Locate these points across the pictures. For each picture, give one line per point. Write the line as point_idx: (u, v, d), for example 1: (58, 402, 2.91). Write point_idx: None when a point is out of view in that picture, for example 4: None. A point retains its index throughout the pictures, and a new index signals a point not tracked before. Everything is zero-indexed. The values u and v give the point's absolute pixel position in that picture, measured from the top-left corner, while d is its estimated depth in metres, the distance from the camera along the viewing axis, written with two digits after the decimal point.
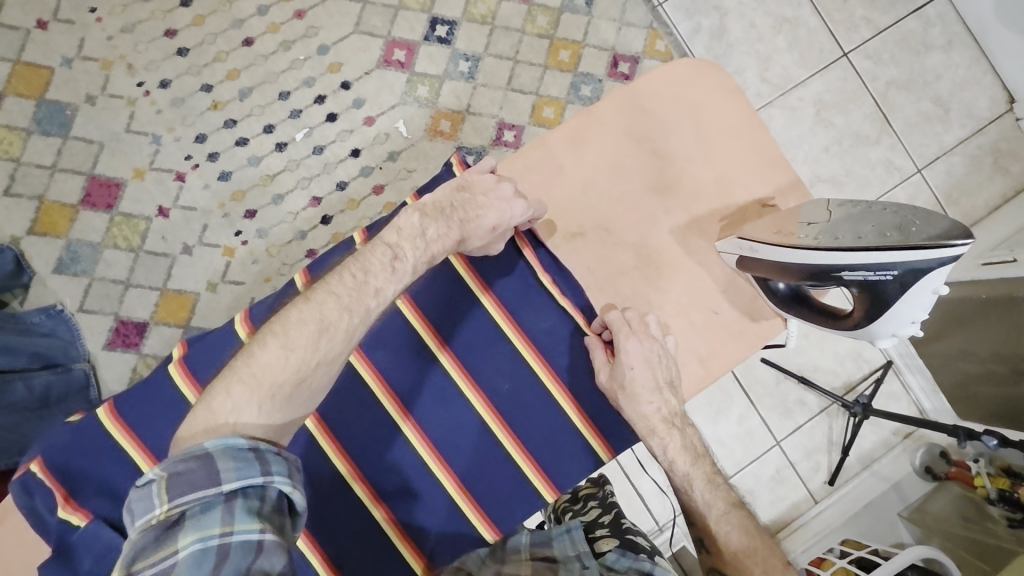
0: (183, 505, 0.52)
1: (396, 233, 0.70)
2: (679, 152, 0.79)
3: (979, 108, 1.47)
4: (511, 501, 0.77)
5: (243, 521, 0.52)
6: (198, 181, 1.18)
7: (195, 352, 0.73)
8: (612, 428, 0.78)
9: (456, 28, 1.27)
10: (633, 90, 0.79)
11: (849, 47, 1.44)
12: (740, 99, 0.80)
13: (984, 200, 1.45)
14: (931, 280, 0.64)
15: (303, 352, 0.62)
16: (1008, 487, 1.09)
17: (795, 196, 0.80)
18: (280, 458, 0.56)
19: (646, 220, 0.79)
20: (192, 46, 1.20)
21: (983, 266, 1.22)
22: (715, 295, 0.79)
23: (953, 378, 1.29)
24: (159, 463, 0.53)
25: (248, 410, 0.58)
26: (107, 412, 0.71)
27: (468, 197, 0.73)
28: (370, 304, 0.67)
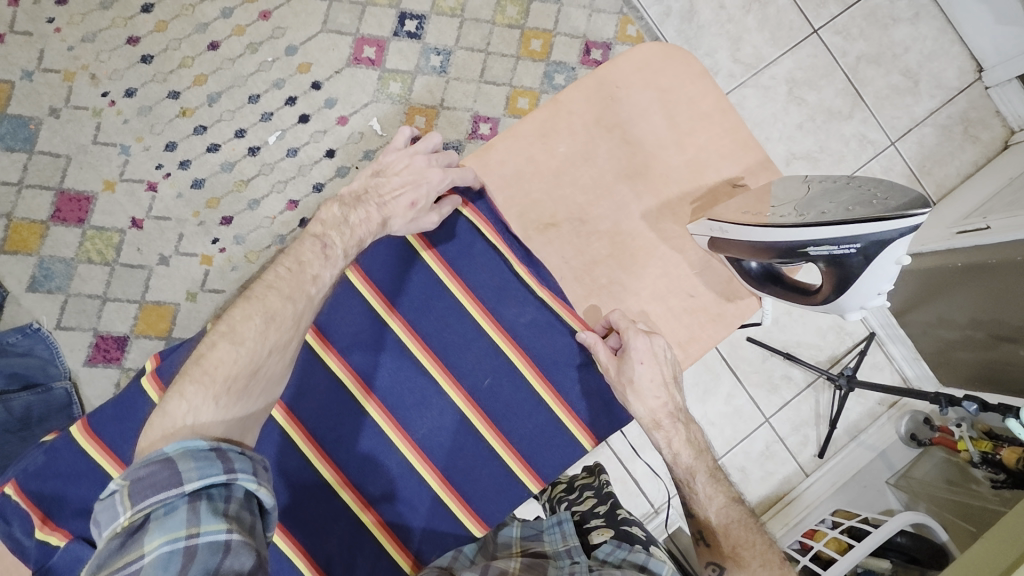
0: (148, 508, 0.51)
1: (321, 225, 0.71)
2: (650, 137, 0.79)
3: (947, 79, 1.49)
4: (496, 495, 0.77)
5: (209, 520, 0.51)
6: (170, 190, 1.16)
7: (170, 365, 0.70)
8: (595, 415, 0.78)
9: (425, 22, 1.26)
10: (603, 77, 0.79)
11: (818, 23, 1.45)
12: (709, 82, 0.80)
13: (956, 169, 1.48)
14: (895, 251, 0.65)
15: (253, 344, 0.63)
16: (990, 449, 1.11)
17: (766, 175, 0.80)
18: (243, 456, 0.56)
19: (619, 207, 0.79)
20: (157, 53, 1.17)
21: (958, 235, 1.20)
22: (691, 278, 0.79)
23: (934, 345, 1.31)
24: (123, 473, 0.53)
25: (205, 407, 0.59)
26: (81, 429, 0.70)
27: (382, 180, 0.74)
28: (309, 289, 0.68)
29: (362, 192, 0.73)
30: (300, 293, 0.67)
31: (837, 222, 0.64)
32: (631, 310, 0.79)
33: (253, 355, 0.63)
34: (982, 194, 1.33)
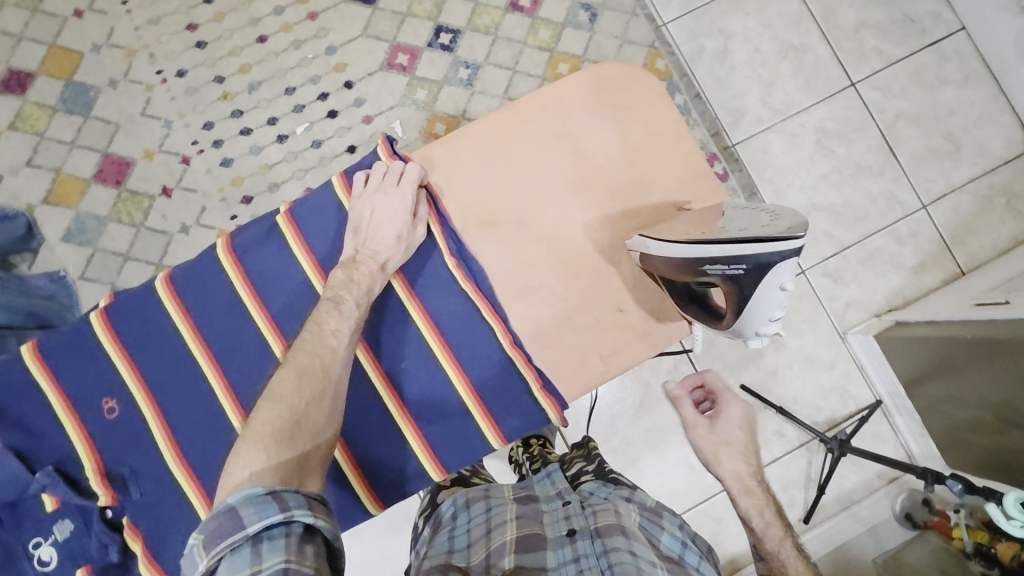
0: (217, 554, 0.55)
1: (332, 290, 0.80)
2: (603, 150, 0.85)
3: (993, 147, 1.43)
4: (400, 480, 0.83)
5: (270, 556, 0.55)
6: (201, 166, 1.25)
7: (114, 307, 0.85)
8: (506, 417, 0.83)
9: (459, 36, 1.32)
10: (560, 90, 0.86)
11: (857, 77, 1.43)
12: (665, 105, 0.86)
13: (992, 241, 1.40)
14: (778, 276, 0.68)
15: (291, 399, 0.68)
16: (987, 540, 1.02)
17: (708, 198, 0.85)
18: (295, 494, 0.59)
19: (560, 212, 0.85)
20: (210, 41, 1.28)
21: (975, 307, 1.14)
22: (622, 292, 0.84)
23: (942, 423, 1.23)
24: (195, 529, 0.58)
25: (259, 457, 0.63)
26: (29, 349, 0.84)
27: (364, 236, 0.83)
28: (331, 342, 0.75)
29: (353, 252, 0.83)
30: (326, 349, 0.74)
31: (728, 240, 0.67)
32: (558, 314, 0.84)
33: (294, 408, 0.68)
34: (1013, 270, 1.26)
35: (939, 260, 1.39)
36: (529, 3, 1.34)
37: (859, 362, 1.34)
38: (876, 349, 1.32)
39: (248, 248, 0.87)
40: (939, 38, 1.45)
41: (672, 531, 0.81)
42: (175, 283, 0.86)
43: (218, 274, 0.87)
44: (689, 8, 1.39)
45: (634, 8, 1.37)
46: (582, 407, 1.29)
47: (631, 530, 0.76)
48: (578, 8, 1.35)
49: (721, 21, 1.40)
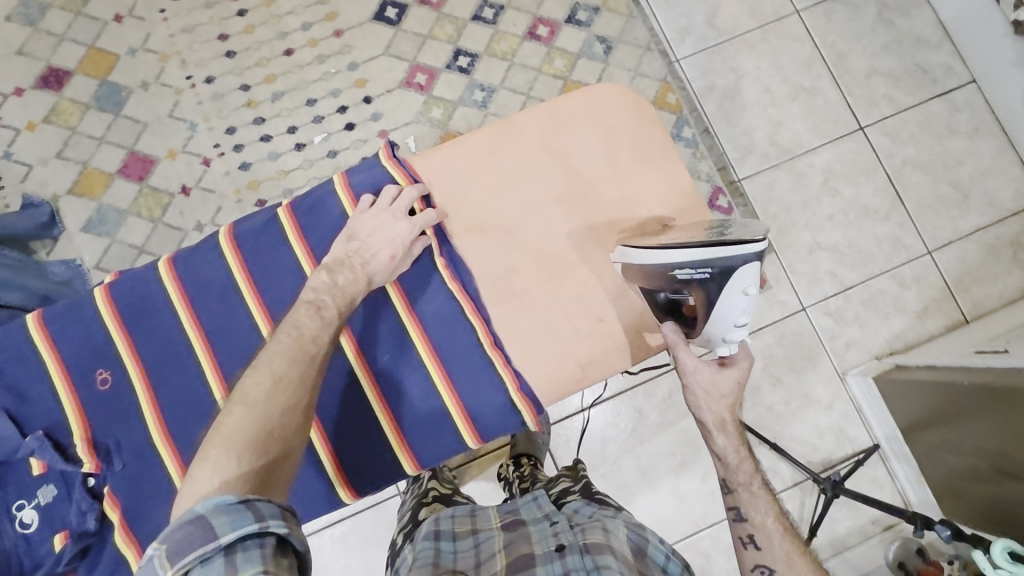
0: (185, 565, 0.54)
1: (312, 292, 0.78)
2: (590, 169, 0.88)
3: (1001, 199, 1.43)
4: (373, 473, 0.84)
5: (243, 569, 0.54)
6: (220, 168, 1.30)
7: (119, 285, 0.88)
8: (482, 421, 0.84)
9: (477, 60, 1.37)
10: (555, 107, 0.90)
11: (866, 121, 1.45)
12: (655, 127, 0.89)
13: (998, 292, 1.39)
14: (741, 280, 0.70)
15: (263, 407, 0.66)
16: None
17: (693, 219, 0.87)
18: (272, 504, 0.58)
19: (547, 224, 0.87)
20: (240, 51, 1.34)
21: (975, 354, 1.14)
22: (604, 305, 0.86)
23: (938, 471, 1.21)
24: (157, 538, 0.56)
25: (227, 465, 0.61)
26: (34, 319, 0.86)
27: (358, 244, 0.82)
28: (310, 350, 0.72)
29: (341, 258, 0.81)
30: (304, 355, 0.72)
31: (693, 246, 0.71)
32: (540, 322, 0.86)
33: (266, 416, 0.66)
34: (1017, 321, 1.25)
35: (942, 306, 1.38)
36: (546, 32, 1.39)
37: (857, 404, 1.33)
38: (875, 392, 1.30)
39: (250, 238, 0.90)
40: (949, 89, 1.47)
41: (658, 543, 0.81)
42: (178, 266, 0.89)
43: (216, 259, 0.89)
44: (703, 47, 1.44)
45: (648, 43, 1.42)
46: (573, 429, 1.29)
47: (620, 550, 0.75)
48: (593, 40, 1.40)
49: (733, 60, 1.44)
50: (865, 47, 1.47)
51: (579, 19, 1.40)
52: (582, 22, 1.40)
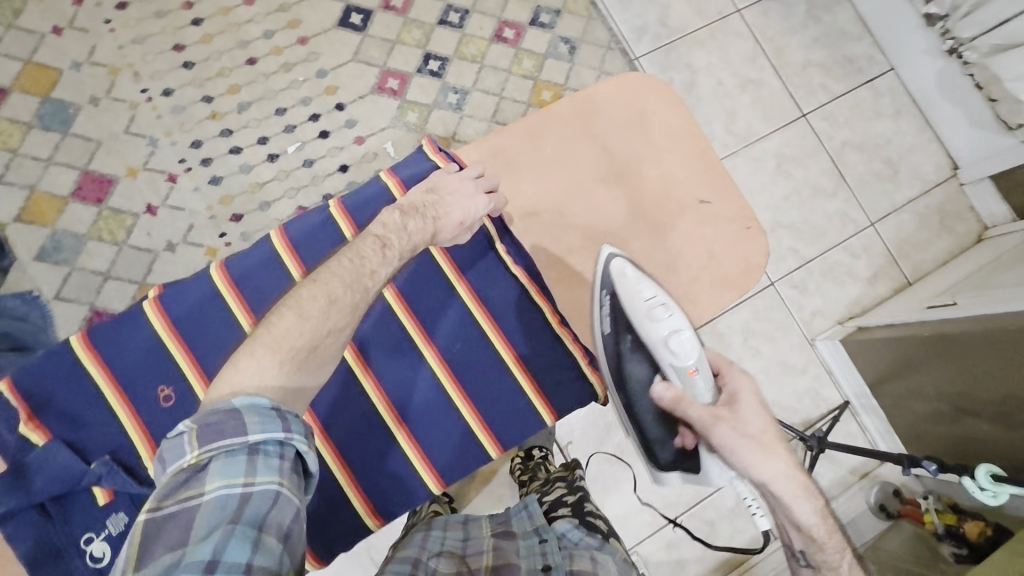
0: (210, 451, 0.56)
1: (381, 227, 0.78)
2: (627, 151, 0.96)
3: (925, 171, 1.60)
4: (460, 463, 0.86)
5: (265, 472, 0.57)
6: (189, 184, 1.24)
7: (169, 293, 0.84)
8: (553, 392, 0.89)
9: (447, 63, 1.38)
10: (589, 96, 0.97)
11: (808, 109, 1.58)
12: (680, 109, 0.98)
13: (932, 255, 1.56)
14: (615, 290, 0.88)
15: (316, 321, 0.67)
16: (955, 522, 1.12)
17: (726, 195, 0.96)
18: (299, 419, 0.61)
19: (595, 204, 0.94)
20: (198, 61, 1.27)
21: (927, 310, 1.27)
22: (655, 280, 0.94)
23: (904, 418, 1.33)
24: (191, 416, 0.58)
25: (270, 367, 0.62)
26: (79, 340, 0.81)
27: (436, 198, 0.83)
28: (366, 282, 0.73)
29: (418, 205, 0.82)
30: (360, 285, 0.72)
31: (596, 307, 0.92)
32: (599, 297, 0.93)
33: (315, 331, 0.66)
34: (953, 278, 1.40)
35: (888, 271, 1.53)
36: (512, 34, 1.42)
37: (826, 365, 1.45)
38: (842, 352, 1.43)
39: (305, 235, 0.87)
40: (872, 77, 1.63)
41: None
42: (232, 272, 0.85)
43: (272, 262, 0.86)
44: (659, 44, 1.51)
45: (609, 42, 1.48)
46: (576, 417, 1.31)
47: None
48: (558, 41, 1.45)
49: (687, 56, 1.53)
50: (800, 41, 1.60)
51: (542, 22, 1.44)
52: (545, 24, 1.44)
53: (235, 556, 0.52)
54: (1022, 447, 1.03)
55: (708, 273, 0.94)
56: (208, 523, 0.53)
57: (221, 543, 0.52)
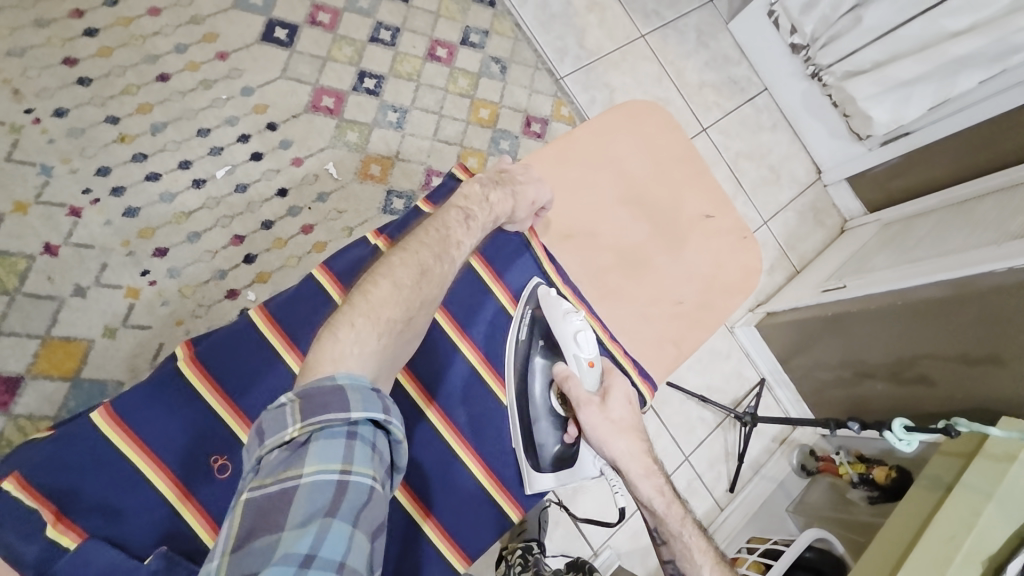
0: (313, 429, 0.58)
1: (464, 199, 0.82)
2: (641, 174, 0.96)
3: (800, 175, 1.87)
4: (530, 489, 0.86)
5: (360, 463, 0.60)
6: (97, 217, 1.09)
7: (208, 346, 0.73)
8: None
9: (383, 81, 1.34)
10: (600, 121, 0.95)
11: (706, 123, 1.78)
12: (678, 133, 0.99)
13: (812, 246, 1.84)
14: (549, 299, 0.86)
15: (409, 292, 0.72)
16: (865, 469, 1.33)
17: (728, 212, 0.99)
18: (394, 407, 0.64)
19: (618, 225, 0.94)
20: (96, 77, 1.13)
21: (824, 293, 1.48)
22: (679, 289, 0.94)
23: (811, 387, 1.55)
24: (294, 390, 0.60)
25: (370, 340, 0.67)
26: (104, 415, 0.67)
27: (510, 175, 0.86)
28: (452, 252, 0.78)
29: (495, 178, 0.86)
30: (447, 256, 0.78)
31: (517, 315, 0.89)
32: (635, 312, 0.92)
33: (409, 302, 0.72)
34: (833, 265, 1.66)
35: (781, 262, 1.78)
36: (445, 53, 1.43)
37: (745, 349, 1.65)
38: (757, 336, 1.63)
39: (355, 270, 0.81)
40: (752, 95, 1.86)
41: None
42: (278, 318, 0.76)
43: (319, 299, 0.79)
44: (580, 65, 1.61)
45: (536, 63, 1.55)
46: None
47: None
48: (489, 61, 1.48)
49: (604, 76, 1.64)
50: (694, 64, 1.80)
51: (473, 42, 1.47)
52: (475, 44, 1.47)
53: (330, 553, 0.54)
54: (912, 398, 1.26)
55: (718, 281, 0.95)
56: (307, 510, 0.56)
57: (318, 536, 0.54)
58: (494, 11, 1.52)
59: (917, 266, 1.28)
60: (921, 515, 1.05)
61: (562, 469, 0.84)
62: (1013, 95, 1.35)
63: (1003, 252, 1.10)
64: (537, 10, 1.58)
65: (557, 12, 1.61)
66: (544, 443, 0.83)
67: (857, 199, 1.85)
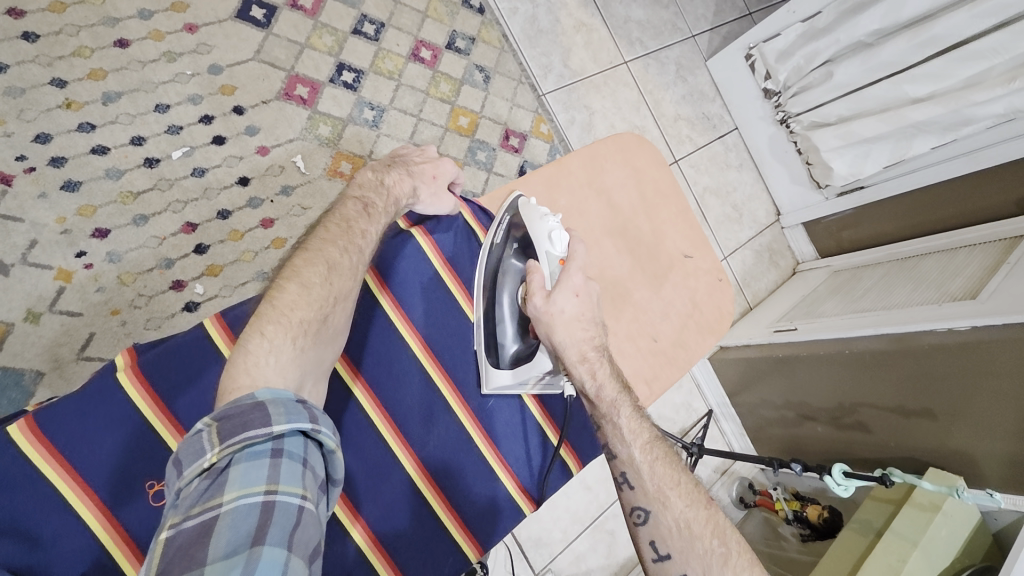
0: (231, 450, 0.57)
1: (360, 189, 0.87)
2: (629, 207, 0.96)
3: (760, 216, 1.94)
4: (492, 526, 0.86)
5: (287, 483, 0.58)
6: (31, 188, 0.99)
7: (153, 357, 0.69)
8: (581, 442, 0.93)
9: (363, 77, 1.29)
10: (593, 150, 0.95)
11: (678, 156, 1.82)
12: (666, 170, 1.00)
13: (765, 284, 1.91)
14: (527, 205, 0.89)
15: (320, 289, 0.74)
16: (799, 507, 1.38)
17: (707, 254, 1.00)
18: (323, 418, 0.65)
19: (602, 256, 0.94)
20: (45, 34, 1.03)
21: (774, 332, 1.54)
22: (655, 326, 0.94)
23: (754, 423, 1.60)
24: (209, 415, 0.59)
25: (284, 347, 0.68)
26: (24, 428, 0.63)
27: (404, 160, 0.94)
28: (358, 241, 0.81)
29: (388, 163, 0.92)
30: (354, 247, 0.80)
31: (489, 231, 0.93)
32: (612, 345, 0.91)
33: (321, 300, 0.74)
34: (786, 305, 1.72)
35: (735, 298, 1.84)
36: (429, 55, 1.39)
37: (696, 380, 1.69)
38: (709, 370, 1.69)
39: None
40: (724, 133, 1.92)
41: None
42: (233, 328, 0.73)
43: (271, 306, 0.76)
44: (562, 84, 1.61)
45: (520, 76, 1.54)
46: None
47: None
48: (473, 68, 1.45)
49: (585, 98, 1.65)
50: (672, 96, 1.83)
51: (458, 47, 1.44)
52: (461, 49, 1.44)
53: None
54: (850, 442, 1.32)
55: (693, 321, 0.96)
56: (233, 534, 0.52)
57: (248, 565, 0.50)
58: (482, 19, 1.50)
59: (862, 316, 1.34)
60: (851, 558, 1.10)
61: (519, 367, 0.89)
62: (960, 163, 1.43)
63: (943, 312, 1.16)
64: (524, 24, 1.57)
65: (545, 28, 1.60)
66: (503, 341, 0.88)
67: (811, 243, 1.93)
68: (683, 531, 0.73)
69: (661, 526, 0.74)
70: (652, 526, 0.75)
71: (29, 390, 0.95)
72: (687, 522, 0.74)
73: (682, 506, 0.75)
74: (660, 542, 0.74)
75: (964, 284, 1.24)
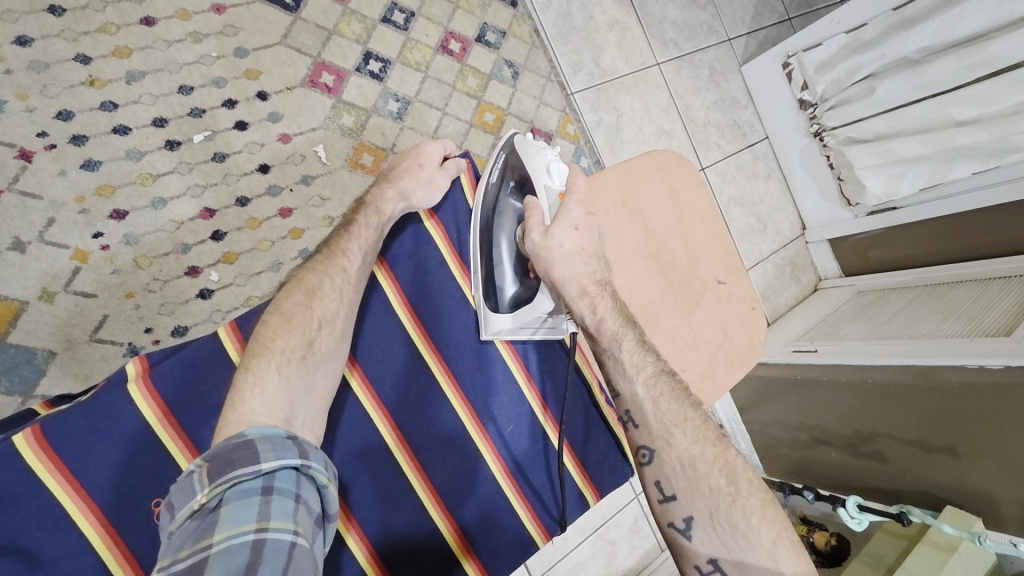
0: (220, 490, 0.58)
1: (354, 208, 0.87)
2: (664, 230, 0.93)
3: (784, 229, 1.89)
4: (503, 554, 0.85)
5: (278, 519, 0.58)
6: (51, 165, 0.98)
7: (165, 368, 0.70)
8: (599, 475, 0.92)
9: (389, 67, 1.26)
10: (631, 168, 0.91)
11: (706, 163, 1.78)
12: (705, 191, 0.96)
13: (785, 299, 1.87)
14: (524, 142, 0.89)
15: (301, 318, 0.75)
16: (806, 531, 1.34)
17: (741, 281, 0.97)
18: (313, 452, 0.67)
19: (634, 281, 0.91)
20: (71, 8, 1.01)
21: (794, 352, 1.50)
22: (683, 355, 0.92)
23: (763, 440, 1.57)
24: (202, 455, 0.61)
25: (269, 378, 0.70)
26: (31, 438, 0.63)
27: (396, 163, 0.92)
28: (339, 262, 0.80)
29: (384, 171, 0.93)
30: (334, 268, 0.80)
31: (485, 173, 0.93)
32: None
33: (305, 327, 0.75)
34: (805, 323, 1.68)
35: None
36: (458, 48, 1.35)
37: None
38: None
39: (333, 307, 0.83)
40: (753, 142, 1.86)
41: None
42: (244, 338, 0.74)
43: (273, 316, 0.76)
44: (592, 84, 1.57)
45: (549, 74, 1.50)
46: None
47: None
48: (502, 63, 1.42)
49: (614, 99, 1.61)
50: (703, 101, 1.77)
51: (488, 40, 1.40)
52: (491, 43, 1.40)
53: None
54: (863, 471, 1.29)
55: (723, 351, 0.94)
56: (222, 571, 0.52)
57: None
58: (515, 12, 1.46)
59: (887, 344, 1.30)
60: None
61: (519, 311, 0.87)
62: (1001, 192, 1.37)
63: (975, 348, 1.12)
64: (557, 19, 1.53)
65: (578, 24, 1.55)
66: (502, 285, 0.87)
67: (835, 261, 1.88)
68: (687, 470, 0.70)
69: (666, 465, 0.72)
70: (657, 466, 0.73)
71: (40, 369, 0.95)
72: (692, 461, 0.70)
73: (688, 444, 0.71)
74: (666, 482, 0.72)
75: (997, 319, 1.19)
